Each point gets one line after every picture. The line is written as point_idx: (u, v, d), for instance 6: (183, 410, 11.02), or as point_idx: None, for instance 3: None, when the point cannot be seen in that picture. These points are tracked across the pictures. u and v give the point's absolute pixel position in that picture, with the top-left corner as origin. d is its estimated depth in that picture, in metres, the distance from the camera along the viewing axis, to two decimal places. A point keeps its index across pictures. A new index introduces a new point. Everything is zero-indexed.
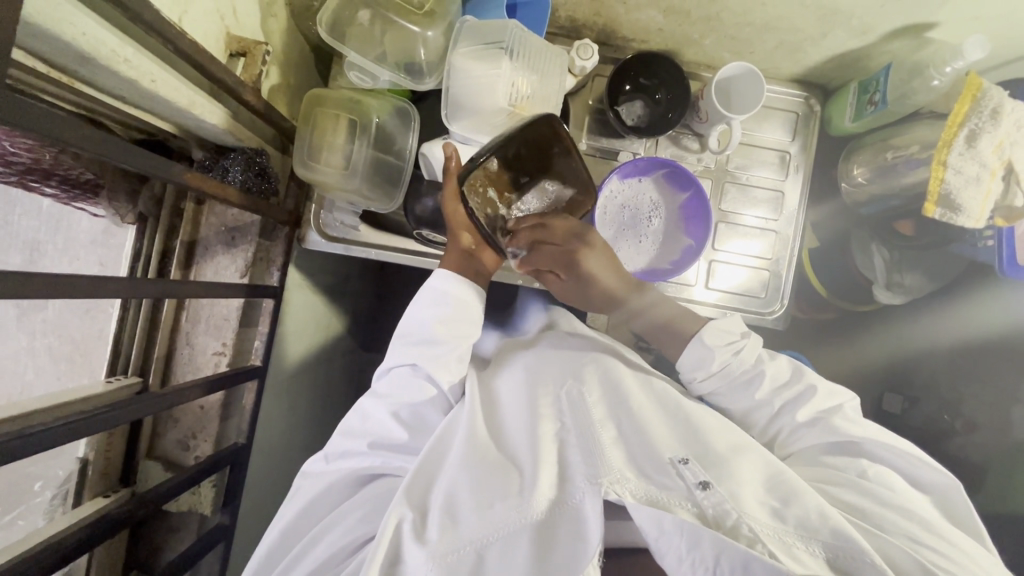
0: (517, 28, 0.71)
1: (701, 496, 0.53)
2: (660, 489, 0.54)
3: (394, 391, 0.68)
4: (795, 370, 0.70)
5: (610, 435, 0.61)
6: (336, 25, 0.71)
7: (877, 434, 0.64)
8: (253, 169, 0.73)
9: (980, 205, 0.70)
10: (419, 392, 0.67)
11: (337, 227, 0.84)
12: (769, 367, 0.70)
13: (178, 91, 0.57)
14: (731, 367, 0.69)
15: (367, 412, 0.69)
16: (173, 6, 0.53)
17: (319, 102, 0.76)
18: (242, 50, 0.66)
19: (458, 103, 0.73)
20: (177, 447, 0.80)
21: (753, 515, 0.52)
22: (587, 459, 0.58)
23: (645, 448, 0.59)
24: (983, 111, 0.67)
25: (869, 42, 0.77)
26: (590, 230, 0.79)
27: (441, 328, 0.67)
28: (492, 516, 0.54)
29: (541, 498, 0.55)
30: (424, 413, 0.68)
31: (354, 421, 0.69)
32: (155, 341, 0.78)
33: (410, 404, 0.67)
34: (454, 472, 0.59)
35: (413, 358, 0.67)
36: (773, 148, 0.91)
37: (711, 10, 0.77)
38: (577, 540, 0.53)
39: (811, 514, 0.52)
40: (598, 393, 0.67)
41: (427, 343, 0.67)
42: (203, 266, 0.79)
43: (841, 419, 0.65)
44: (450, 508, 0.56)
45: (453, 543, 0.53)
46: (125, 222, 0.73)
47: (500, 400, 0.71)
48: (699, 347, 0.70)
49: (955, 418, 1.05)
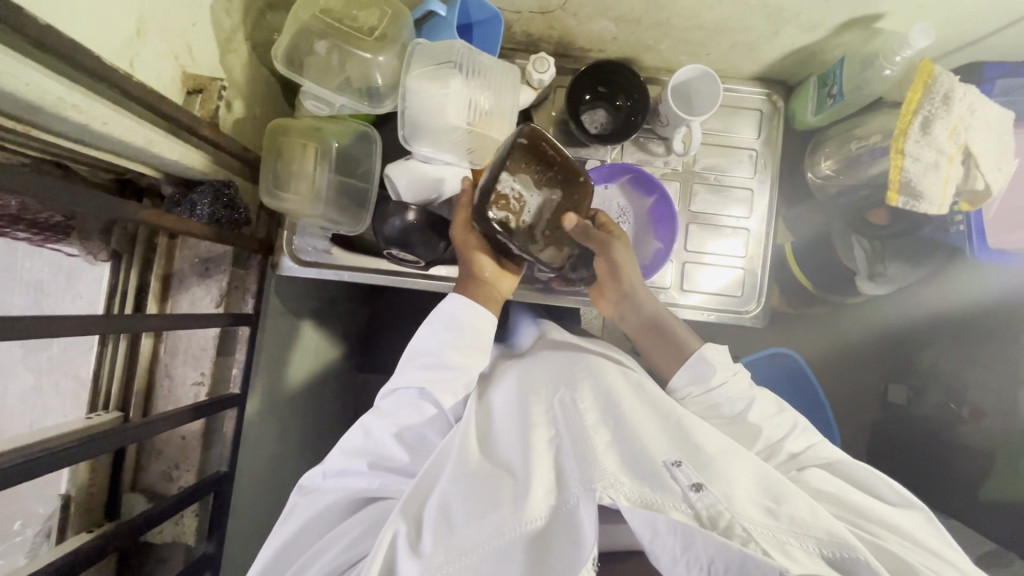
0: (466, 48, 0.72)
1: (695, 498, 0.52)
2: (654, 491, 0.53)
3: (398, 411, 0.69)
4: (778, 408, 0.74)
5: (603, 439, 0.60)
6: (291, 58, 0.72)
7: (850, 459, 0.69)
8: (221, 201, 0.76)
9: (941, 190, 0.69)
10: (424, 414, 0.69)
11: (310, 252, 0.86)
12: (757, 395, 0.74)
13: (135, 132, 0.59)
14: (718, 400, 0.73)
15: (369, 430, 0.69)
16: (122, 51, 0.55)
17: (283, 132, 0.77)
18: (197, 87, 0.67)
19: (416, 126, 0.73)
20: (160, 479, 0.80)
21: (745, 515, 0.52)
22: (580, 463, 0.57)
23: (636, 449, 0.58)
24: (935, 97, 0.67)
25: (821, 37, 0.77)
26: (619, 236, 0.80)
27: (453, 353, 0.70)
28: (485, 525, 0.54)
29: (535, 506, 0.55)
30: (426, 435, 0.69)
31: (350, 447, 0.69)
32: (134, 375, 0.79)
33: (414, 425, 0.68)
34: (448, 484, 0.59)
35: (423, 383, 0.69)
36: (739, 147, 0.92)
37: (660, 16, 0.77)
38: (571, 547, 0.52)
39: (803, 513, 0.53)
40: (591, 401, 0.66)
41: (439, 368, 0.70)
42: (178, 299, 0.81)
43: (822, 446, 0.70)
44: (444, 520, 0.55)
45: (450, 554, 0.52)
46: (99, 259, 0.76)
47: (494, 413, 0.70)
48: (701, 363, 0.74)
49: (961, 406, 1.04)
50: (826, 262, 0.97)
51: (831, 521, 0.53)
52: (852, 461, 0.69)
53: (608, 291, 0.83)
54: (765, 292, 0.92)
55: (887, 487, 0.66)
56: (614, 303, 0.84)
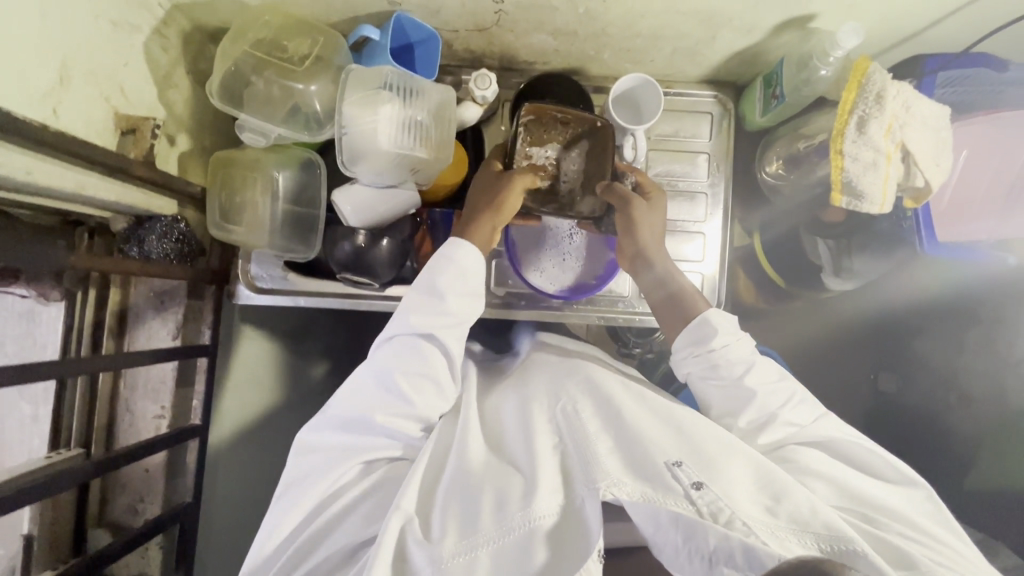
0: (395, 73, 0.73)
1: (696, 495, 0.52)
2: (657, 489, 0.54)
3: (400, 358, 0.67)
4: (779, 375, 0.70)
5: (605, 445, 0.61)
6: (227, 95, 0.74)
7: (850, 436, 0.67)
8: (172, 236, 0.77)
9: (882, 189, 0.68)
10: (430, 360, 0.68)
11: (265, 279, 0.85)
12: (758, 361, 0.70)
13: (64, 178, 0.59)
14: (717, 363, 0.69)
15: (373, 382, 0.67)
16: (42, 100, 0.56)
17: (227, 164, 0.79)
18: (130, 127, 0.68)
19: (354, 150, 0.73)
20: (126, 512, 0.81)
21: (745, 509, 0.51)
22: (583, 467, 0.58)
23: (637, 451, 0.59)
24: (869, 96, 0.66)
25: (759, 39, 0.77)
26: (651, 200, 0.78)
27: (456, 299, 0.69)
28: (498, 520, 0.54)
29: (542, 505, 0.55)
30: (430, 384, 0.68)
31: (350, 405, 0.66)
32: (94, 412, 0.80)
33: (419, 373, 0.67)
34: (456, 485, 0.60)
35: (427, 327, 0.68)
36: (692, 151, 0.92)
37: (595, 27, 0.77)
38: (578, 542, 0.52)
39: (803, 507, 0.53)
40: (591, 410, 0.67)
41: (443, 314, 0.69)
42: (134, 333, 0.82)
43: (826, 424, 0.68)
44: (458, 514, 0.56)
45: (464, 544, 0.53)
46: (52, 299, 0.77)
47: (500, 420, 0.71)
48: (703, 327, 0.70)
49: (952, 393, 1.04)
50: (793, 258, 0.96)
51: (829, 514, 0.52)
52: (853, 439, 0.67)
53: (624, 249, 0.77)
54: (724, 296, 0.91)
55: (886, 466, 0.65)
56: (629, 261, 0.77)
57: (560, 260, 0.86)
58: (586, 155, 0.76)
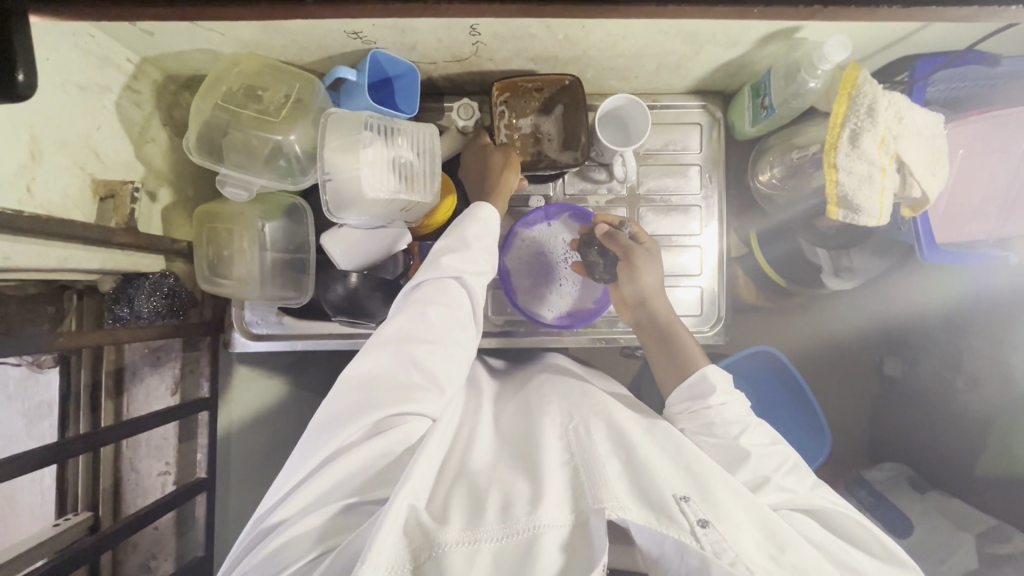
0: (373, 117, 0.71)
1: (702, 534, 0.50)
2: (660, 521, 0.51)
3: (431, 302, 0.65)
4: (771, 440, 0.68)
5: (615, 468, 0.58)
6: (208, 151, 0.73)
7: (846, 508, 0.62)
8: (161, 292, 0.75)
9: (878, 202, 0.67)
10: (457, 308, 0.66)
11: (260, 324, 0.84)
12: (752, 422, 0.68)
13: (45, 255, 0.58)
14: (712, 421, 0.68)
15: (405, 322, 0.64)
16: (15, 181, 0.55)
17: (211, 218, 0.78)
18: (110, 192, 0.67)
19: (339, 198, 0.71)
20: (140, 570, 0.83)
21: (750, 556, 0.50)
22: (591, 479, 0.55)
23: (645, 476, 0.56)
24: (860, 108, 0.65)
25: (744, 51, 0.75)
26: (650, 250, 0.77)
27: (484, 254, 0.70)
28: (508, 520, 0.51)
29: (549, 511, 0.52)
30: (456, 339, 0.66)
31: (382, 351, 0.62)
32: (99, 475, 0.80)
33: (448, 321, 0.65)
34: (460, 489, 0.56)
35: (459, 271, 0.67)
36: (682, 164, 0.90)
37: (576, 50, 0.75)
38: (584, 552, 0.49)
39: (807, 563, 0.52)
40: (603, 430, 0.63)
41: (473, 267, 0.69)
42: (133, 392, 0.82)
43: (822, 493, 0.64)
44: (472, 509, 0.53)
45: (475, 535, 0.50)
46: (46, 365, 0.76)
47: (501, 431, 0.68)
48: (701, 381, 0.69)
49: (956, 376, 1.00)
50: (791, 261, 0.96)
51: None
52: (847, 512, 0.62)
53: (624, 296, 0.78)
54: (724, 308, 0.91)
55: (879, 542, 0.59)
56: (629, 306, 0.78)
57: (558, 287, 0.86)
58: (563, 118, 0.82)
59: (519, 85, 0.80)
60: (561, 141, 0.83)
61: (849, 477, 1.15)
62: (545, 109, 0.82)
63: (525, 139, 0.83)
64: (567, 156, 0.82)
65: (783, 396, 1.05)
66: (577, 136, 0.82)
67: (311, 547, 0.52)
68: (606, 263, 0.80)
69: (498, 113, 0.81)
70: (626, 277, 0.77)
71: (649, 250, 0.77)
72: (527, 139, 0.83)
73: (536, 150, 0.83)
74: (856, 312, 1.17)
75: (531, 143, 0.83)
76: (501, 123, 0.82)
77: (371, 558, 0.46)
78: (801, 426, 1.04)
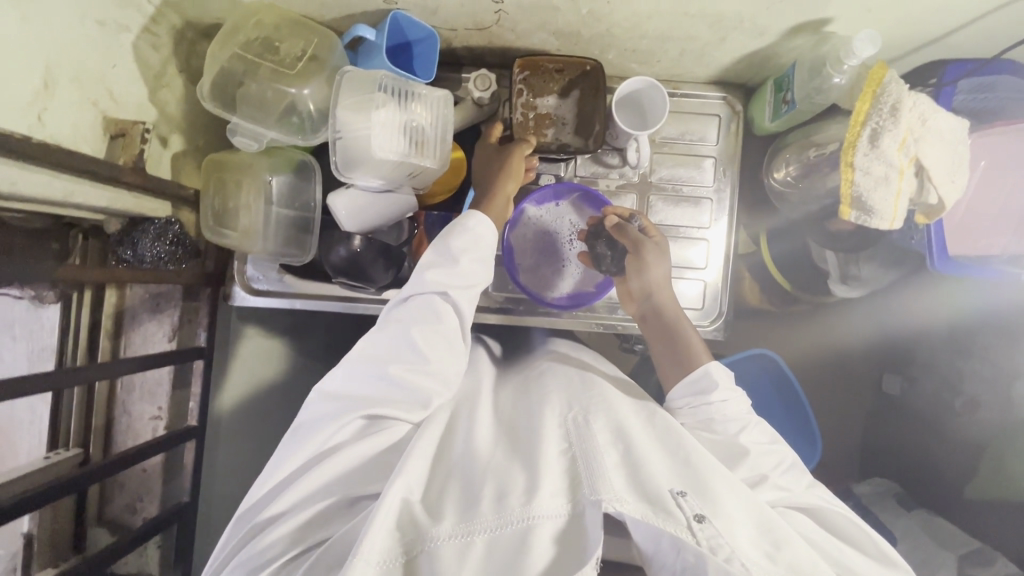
0: (389, 78, 0.70)
1: (698, 528, 0.49)
2: (659, 515, 0.50)
3: (417, 315, 0.65)
4: (771, 440, 0.67)
5: (614, 459, 0.56)
6: (221, 97, 0.72)
7: (840, 508, 0.62)
8: (166, 238, 0.75)
9: (893, 205, 0.66)
10: (445, 320, 0.65)
11: (262, 280, 0.85)
12: (752, 422, 0.67)
13: (51, 187, 0.57)
14: (712, 417, 0.67)
15: (392, 332, 0.64)
16: (28, 108, 0.55)
17: (221, 167, 0.77)
18: (120, 131, 0.67)
19: (348, 157, 0.71)
20: (125, 511, 0.84)
21: (746, 552, 0.49)
22: (589, 471, 0.54)
23: (642, 470, 0.54)
24: (883, 107, 0.64)
25: (771, 42, 0.73)
26: (659, 242, 0.77)
27: (470, 261, 0.68)
28: (501, 509, 0.50)
29: (544, 501, 0.51)
30: (444, 349, 0.64)
31: (368, 361, 0.63)
32: (93, 413, 0.81)
33: (436, 331, 0.64)
34: (454, 480, 0.56)
35: (443, 284, 0.66)
36: (698, 154, 0.89)
37: (600, 27, 0.74)
38: (577, 543, 0.49)
39: (802, 562, 0.51)
40: (603, 418, 0.63)
41: (458, 276, 0.67)
42: (130, 337, 0.83)
43: (819, 496, 0.63)
44: (464, 501, 0.52)
45: (464, 529, 0.50)
46: (46, 301, 0.76)
47: (501, 416, 0.68)
48: (705, 379, 0.68)
49: (955, 397, 0.99)
50: (799, 263, 0.95)
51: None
52: (840, 511, 0.61)
53: (631, 287, 0.78)
54: (727, 304, 0.90)
55: (873, 543, 0.59)
56: (635, 297, 0.78)
57: (560, 268, 0.86)
58: (581, 102, 0.80)
59: (539, 63, 0.79)
60: (577, 125, 0.80)
61: (838, 488, 1.15)
62: (563, 91, 0.80)
63: (542, 120, 0.80)
64: (583, 140, 0.80)
65: (778, 401, 1.04)
66: (594, 120, 0.80)
67: (290, 545, 0.53)
68: (613, 254, 0.80)
69: (515, 90, 0.79)
70: (633, 268, 0.77)
71: (658, 243, 0.77)
72: (544, 120, 0.80)
73: (551, 133, 0.80)
74: (860, 323, 1.15)
75: (547, 125, 0.80)
76: (518, 101, 0.80)
77: (362, 552, 0.47)
78: (793, 432, 1.04)
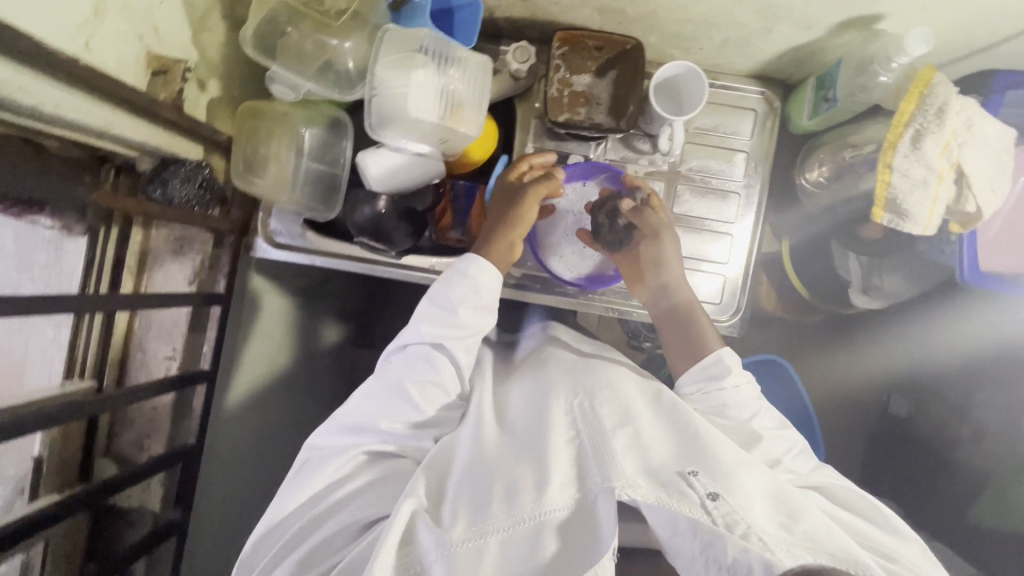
0: (432, 38, 0.71)
1: (712, 506, 0.49)
2: (671, 494, 0.50)
3: (412, 366, 0.67)
4: (779, 424, 0.69)
5: (621, 443, 0.56)
6: (261, 42, 0.72)
7: (846, 481, 0.64)
8: (196, 180, 0.76)
9: (929, 211, 0.65)
10: (439, 368, 0.67)
11: (284, 235, 0.84)
12: (761, 408, 0.69)
13: (91, 113, 0.59)
14: (724, 403, 0.68)
15: (389, 382, 0.66)
16: (78, 32, 0.56)
17: (257, 115, 0.78)
18: (162, 68, 0.68)
19: (383, 113, 0.70)
20: (131, 447, 0.86)
21: (762, 526, 0.48)
22: (599, 462, 0.54)
23: (652, 458, 0.55)
24: (929, 108, 0.63)
25: (818, 36, 0.72)
26: (671, 228, 0.77)
27: (467, 312, 0.68)
28: (513, 509, 0.51)
29: (555, 495, 0.52)
30: (438, 390, 0.67)
31: (365, 410, 0.66)
32: (109, 347, 0.82)
33: (428, 380, 0.66)
34: (465, 477, 0.57)
35: (437, 337, 0.67)
36: (730, 148, 0.88)
37: (646, 6, 0.73)
38: (587, 537, 0.49)
39: (818, 530, 0.50)
40: (608, 405, 0.63)
41: (453, 325, 0.67)
42: (152, 275, 0.84)
43: (825, 476, 0.65)
44: (472, 505, 0.53)
45: (475, 532, 0.50)
46: (74, 232, 0.76)
47: (509, 407, 0.69)
48: (718, 366, 0.69)
49: (963, 425, 0.99)
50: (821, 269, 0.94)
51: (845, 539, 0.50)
52: (847, 486, 0.63)
53: (645, 276, 0.78)
54: (745, 300, 0.89)
55: (880, 514, 0.61)
56: (649, 286, 0.78)
57: (582, 248, 0.85)
58: (617, 82, 0.80)
59: (579, 39, 0.79)
60: (612, 105, 0.81)
61: None
62: (600, 70, 0.80)
63: (578, 97, 0.80)
64: (616, 121, 0.80)
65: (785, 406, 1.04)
66: (629, 101, 0.80)
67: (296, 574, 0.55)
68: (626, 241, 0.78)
69: (553, 64, 0.79)
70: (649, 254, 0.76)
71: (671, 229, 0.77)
72: (579, 97, 0.80)
73: (585, 111, 0.81)
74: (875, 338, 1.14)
75: (581, 102, 0.80)
76: (555, 75, 0.79)
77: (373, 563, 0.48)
78: None
